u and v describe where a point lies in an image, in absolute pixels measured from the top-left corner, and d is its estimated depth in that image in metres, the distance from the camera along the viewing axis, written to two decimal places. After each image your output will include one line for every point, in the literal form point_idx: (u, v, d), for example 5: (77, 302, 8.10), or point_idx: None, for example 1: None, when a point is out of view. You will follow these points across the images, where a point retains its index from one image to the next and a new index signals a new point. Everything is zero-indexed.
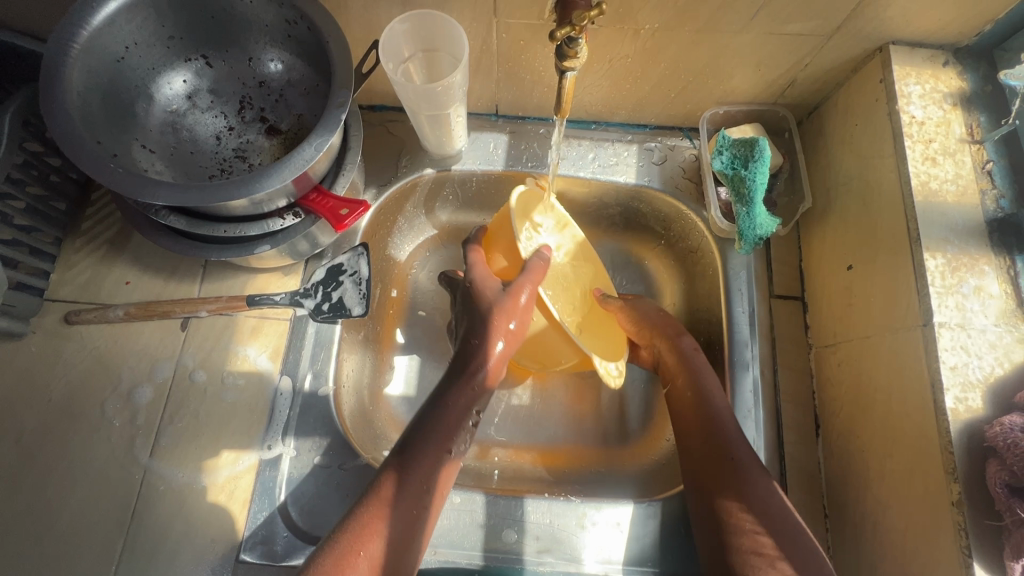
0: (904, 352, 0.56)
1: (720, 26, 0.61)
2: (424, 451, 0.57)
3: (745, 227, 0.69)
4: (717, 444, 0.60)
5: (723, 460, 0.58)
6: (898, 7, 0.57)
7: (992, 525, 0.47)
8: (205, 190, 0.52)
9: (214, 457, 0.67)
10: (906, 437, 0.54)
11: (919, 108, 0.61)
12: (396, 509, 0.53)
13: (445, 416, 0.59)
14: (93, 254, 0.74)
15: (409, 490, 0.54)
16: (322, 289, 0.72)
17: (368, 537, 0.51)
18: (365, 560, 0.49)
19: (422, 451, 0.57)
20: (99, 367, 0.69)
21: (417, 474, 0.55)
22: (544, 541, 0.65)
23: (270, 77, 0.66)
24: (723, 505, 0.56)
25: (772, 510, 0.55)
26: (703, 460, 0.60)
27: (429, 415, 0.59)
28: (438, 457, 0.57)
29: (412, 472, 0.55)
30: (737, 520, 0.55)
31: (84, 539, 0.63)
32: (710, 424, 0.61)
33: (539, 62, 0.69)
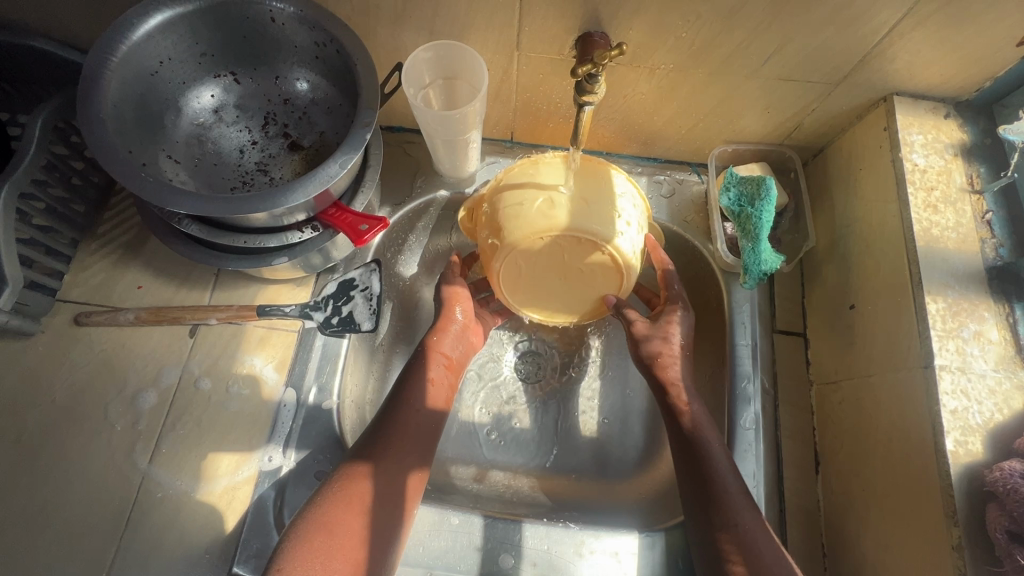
0: (905, 392, 0.56)
1: (732, 69, 0.64)
2: (388, 444, 0.60)
3: (750, 263, 0.71)
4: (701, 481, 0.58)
5: (714, 496, 0.57)
6: (903, 60, 0.60)
7: (990, 570, 0.48)
8: (230, 201, 0.54)
9: (213, 466, 0.67)
10: (907, 477, 0.55)
11: (922, 156, 0.63)
12: (367, 507, 0.57)
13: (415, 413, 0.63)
14: (108, 257, 0.75)
15: (375, 488, 0.58)
16: (333, 303, 0.73)
17: (323, 539, 0.53)
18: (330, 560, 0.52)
19: (387, 447, 0.60)
20: (105, 370, 0.70)
21: (389, 469, 0.59)
22: (540, 568, 0.64)
23: (296, 95, 0.68)
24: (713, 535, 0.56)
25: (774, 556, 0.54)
26: (693, 496, 0.59)
27: (394, 407, 0.64)
28: (410, 452, 0.61)
29: (381, 469, 0.59)
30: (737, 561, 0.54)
31: (78, 544, 0.63)
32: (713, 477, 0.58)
33: (556, 94, 0.72)
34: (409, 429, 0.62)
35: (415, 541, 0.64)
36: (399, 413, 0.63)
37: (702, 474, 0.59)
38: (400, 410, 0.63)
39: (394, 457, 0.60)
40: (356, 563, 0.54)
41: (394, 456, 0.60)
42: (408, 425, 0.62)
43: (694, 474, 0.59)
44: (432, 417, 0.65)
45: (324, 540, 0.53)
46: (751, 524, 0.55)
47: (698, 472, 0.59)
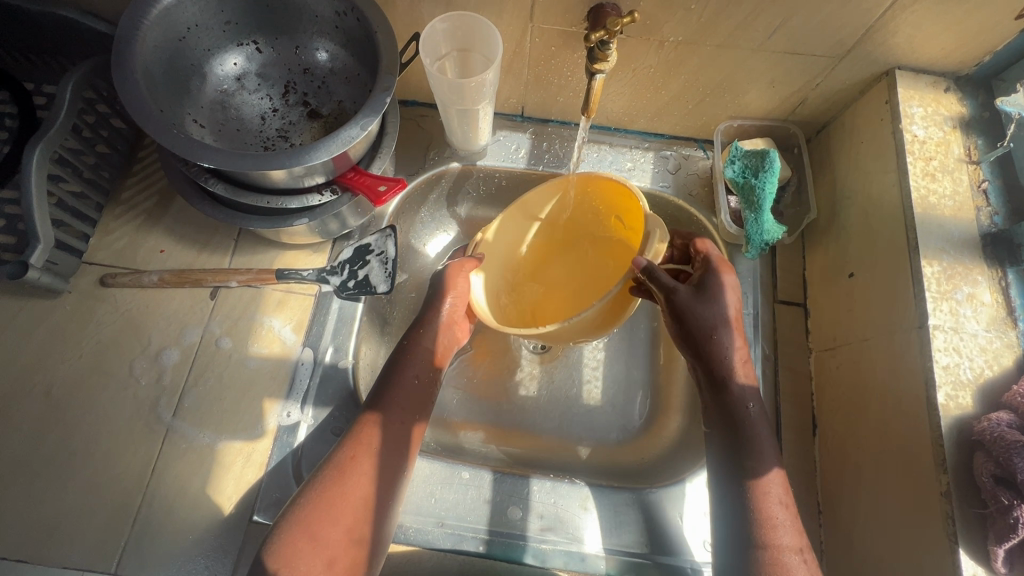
0: (901, 353, 0.59)
1: (739, 42, 0.66)
2: (396, 397, 0.63)
3: (752, 233, 0.74)
4: (738, 436, 0.59)
5: (745, 456, 0.58)
6: (905, 34, 0.62)
7: (977, 513, 0.50)
8: (257, 157, 0.56)
9: (234, 420, 0.69)
10: (901, 431, 0.57)
11: (921, 128, 0.65)
12: (381, 449, 0.59)
13: (409, 370, 0.65)
14: (132, 221, 0.78)
15: (389, 431, 0.60)
16: (349, 267, 0.75)
17: (347, 480, 0.56)
18: (348, 501, 0.55)
19: (394, 398, 0.63)
20: (130, 329, 0.72)
21: (395, 412, 0.62)
22: (547, 520, 0.67)
23: (316, 65, 0.70)
24: (735, 493, 0.57)
25: (790, 524, 0.55)
26: (727, 453, 0.59)
27: (396, 364, 0.65)
28: (409, 404, 0.63)
29: (391, 421, 0.61)
30: (758, 520, 0.55)
31: (106, 492, 0.66)
32: (755, 450, 0.58)
33: (567, 67, 0.74)
34: (410, 380, 0.64)
35: (428, 493, 0.67)
36: (402, 372, 0.64)
37: (736, 425, 0.59)
38: (401, 376, 0.64)
39: (394, 408, 0.62)
40: (367, 500, 0.56)
41: (402, 408, 0.63)
42: (405, 377, 0.64)
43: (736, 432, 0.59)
44: (426, 371, 0.66)
45: (339, 485, 0.56)
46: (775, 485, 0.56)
47: (733, 436, 0.59)
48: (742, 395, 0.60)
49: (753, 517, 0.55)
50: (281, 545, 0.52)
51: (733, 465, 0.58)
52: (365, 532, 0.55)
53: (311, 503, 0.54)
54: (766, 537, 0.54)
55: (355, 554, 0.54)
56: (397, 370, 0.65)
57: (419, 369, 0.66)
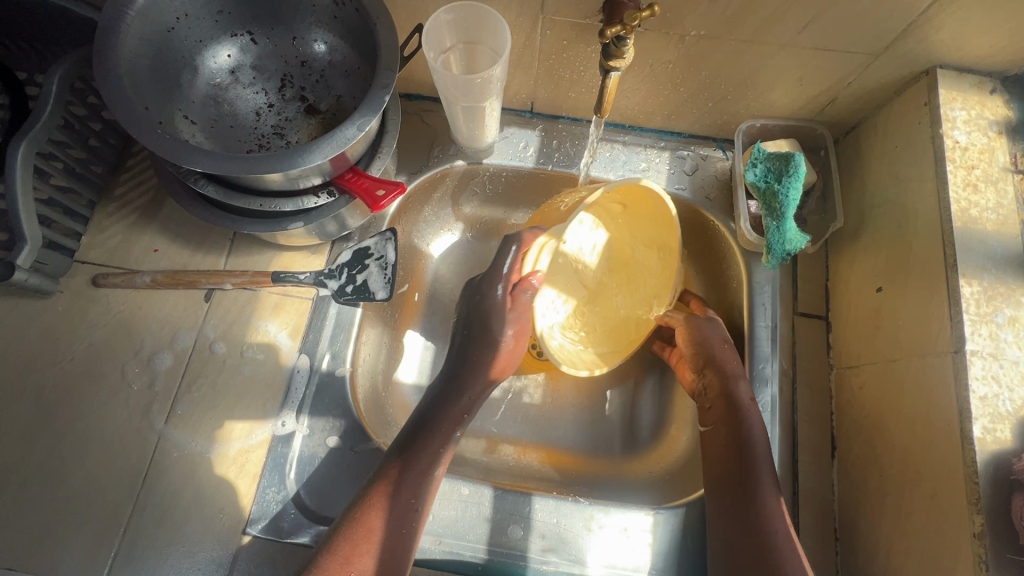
0: (932, 379, 0.55)
1: (767, 38, 0.61)
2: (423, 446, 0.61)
3: (773, 242, 0.69)
4: (744, 467, 0.59)
5: (746, 484, 0.58)
6: (950, 30, 0.57)
7: (1014, 559, 0.46)
8: (247, 160, 0.53)
9: (228, 429, 0.67)
10: (930, 463, 0.53)
11: (963, 133, 0.60)
12: (399, 499, 0.57)
13: (441, 412, 0.64)
14: (125, 219, 0.75)
15: (412, 477, 0.59)
16: (347, 271, 0.71)
17: (364, 541, 0.54)
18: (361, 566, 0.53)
19: (425, 443, 0.61)
20: (123, 331, 0.70)
21: (423, 456, 0.60)
22: (549, 540, 0.64)
23: (314, 57, 0.67)
24: (739, 522, 0.56)
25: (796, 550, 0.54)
26: (726, 477, 0.59)
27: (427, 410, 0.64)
28: (438, 448, 0.61)
29: (411, 470, 0.59)
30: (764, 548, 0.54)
31: (96, 498, 0.64)
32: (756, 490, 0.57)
33: (580, 61, 0.70)
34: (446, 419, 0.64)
35: None
36: (449, 410, 0.64)
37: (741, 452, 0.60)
38: (435, 420, 0.63)
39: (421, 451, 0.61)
40: (381, 562, 0.54)
41: (431, 449, 0.61)
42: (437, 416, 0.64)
43: (740, 462, 0.59)
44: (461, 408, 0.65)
45: (358, 541, 0.54)
46: (777, 512, 0.56)
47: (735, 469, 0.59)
48: (748, 425, 0.61)
49: (753, 545, 0.54)
50: None
51: (734, 488, 0.58)
52: None
53: (330, 570, 0.52)
54: (771, 550, 0.53)
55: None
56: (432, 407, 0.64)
57: (450, 406, 0.64)
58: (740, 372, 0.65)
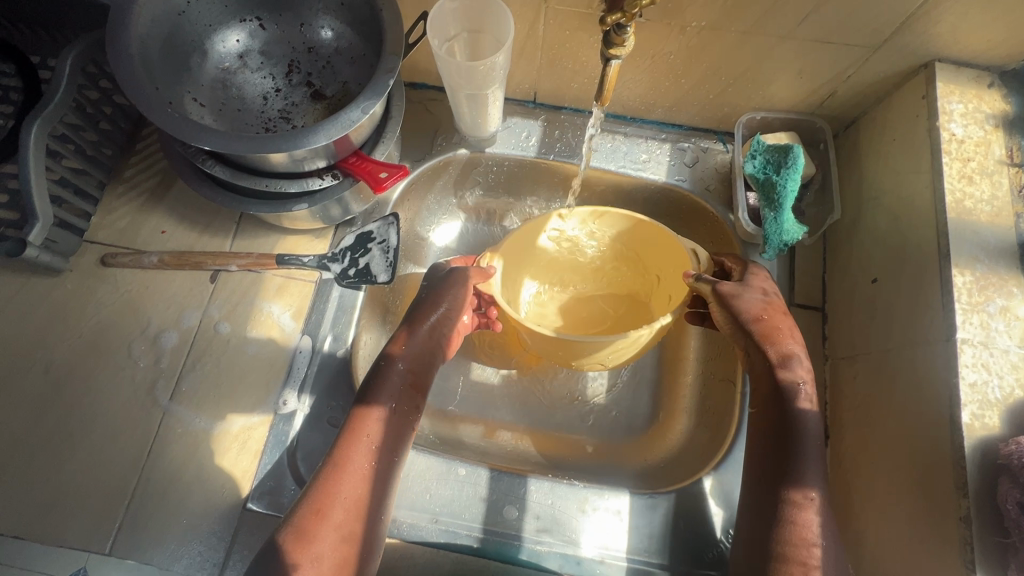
0: (923, 367, 0.56)
1: (766, 29, 0.62)
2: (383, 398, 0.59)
3: (771, 232, 0.70)
4: (789, 451, 0.57)
5: (788, 477, 0.56)
6: (948, 23, 0.57)
7: (998, 541, 0.47)
8: (254, 139, 0.54)
9: (231, 406, 0.69)
10: (920, 449, 0.54)
11: (960, 126, 0.60)
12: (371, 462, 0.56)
13: (397, 370, 0.62)
14: (134, 200, 0.77)
15: (376, 439, 0.57)
16: (350, 255, 0.72)
17: (327, 509, 0.53)
18: (326, 536, 0.52)
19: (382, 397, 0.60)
20: (130, 309, 0.72)
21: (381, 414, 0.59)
22: (543, 521, 0.65)
23: (320, 44, 0.68)
24: (774, 508, 0.56)
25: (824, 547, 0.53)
26: (769, 456, 0.58)
27: (382, 368, 0.62)
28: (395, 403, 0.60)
29: (376, 434, 0.58)
30: (790, 533, 0.54)
31: (101, 472, 0.65)
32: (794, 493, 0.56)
33: (582, 51, 0.71)
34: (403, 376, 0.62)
35: (423, 489, 0.66)
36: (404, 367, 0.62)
37: (787, 435, 0.57)
38: (389, 375, 0.61)
39: (377, 407, 0.59)
40: (349, 534, 0.53)
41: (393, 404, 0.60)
42: (394, 370, 0.61)
43: (788, 446, 0.57)
44: (416, 364, 0.63)
45: (319, 510, 0.53)
46: (817, 505, 0.55)
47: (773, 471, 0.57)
48: (803, 411, 0.58)
49: (785, 535, 0.54)
50: None
51: (775, 471, 0.57)
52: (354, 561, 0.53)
53: (294, 540, 0.51)
54: (796, 538, 0.54)
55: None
56: (387, 363, 0.62)
57: (405, 365, 0.62)
58: (790, 350, 0.61)
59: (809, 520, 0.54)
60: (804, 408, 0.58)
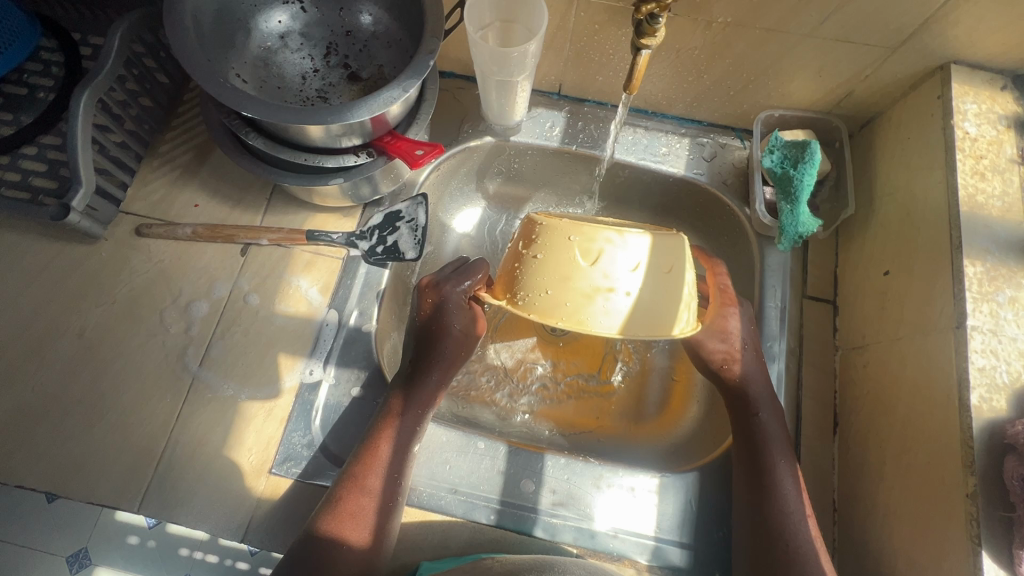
0: (933, 353, 0.58)
1: (790, 27, 0.65)
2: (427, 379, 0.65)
3: (787, 224, 0.72)
4: (761, 472, 0.61)
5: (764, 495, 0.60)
6: (965, 26, 0.60)
7: (1003, 516, 0.49)
8: (300, 111, 0.56)
9: (258, 374, 0.70)
10: (929, 432, 0.56)
11: (974, 125, 0.63)
12: (404, 429, 0.62)
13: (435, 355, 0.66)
14: (168, 174, 0.79)
15: (413, 412, 0.64)
16: (378, 233, 0.75)
17: (370, 471, 0.59)
18: (368, 493, 0.58)
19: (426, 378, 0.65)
20: (163, 278, 0.74)
21: (424, 392, 0.65)
22: (559, 495, 0.67)
23: (359, 28, 0.71)
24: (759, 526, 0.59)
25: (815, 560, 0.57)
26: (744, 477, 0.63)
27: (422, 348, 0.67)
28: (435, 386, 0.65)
29: (412, 407, 0.64)
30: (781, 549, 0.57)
31: (131, 433, 0.67)
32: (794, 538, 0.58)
33: (609, 44, 0.73)
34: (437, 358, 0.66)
35: (443, 460, 0.67)
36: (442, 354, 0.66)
37: (758, 458, 0.62)
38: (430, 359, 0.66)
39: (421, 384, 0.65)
40: (384, 493, 0.59)
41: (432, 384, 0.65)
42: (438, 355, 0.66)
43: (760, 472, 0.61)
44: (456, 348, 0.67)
45: (362, 471, 0.59)
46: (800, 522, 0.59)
47: (760, 507, 0.60)
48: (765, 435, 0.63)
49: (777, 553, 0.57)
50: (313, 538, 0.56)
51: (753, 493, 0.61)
52: (387, 518, 0.59)
53: (341, 490, 0.58)
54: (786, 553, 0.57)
55: (381, 547, 0.58)
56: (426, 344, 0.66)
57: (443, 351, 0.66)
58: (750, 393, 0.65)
59: (795, 538, 0.58)
60: (769, 436, 0.63)
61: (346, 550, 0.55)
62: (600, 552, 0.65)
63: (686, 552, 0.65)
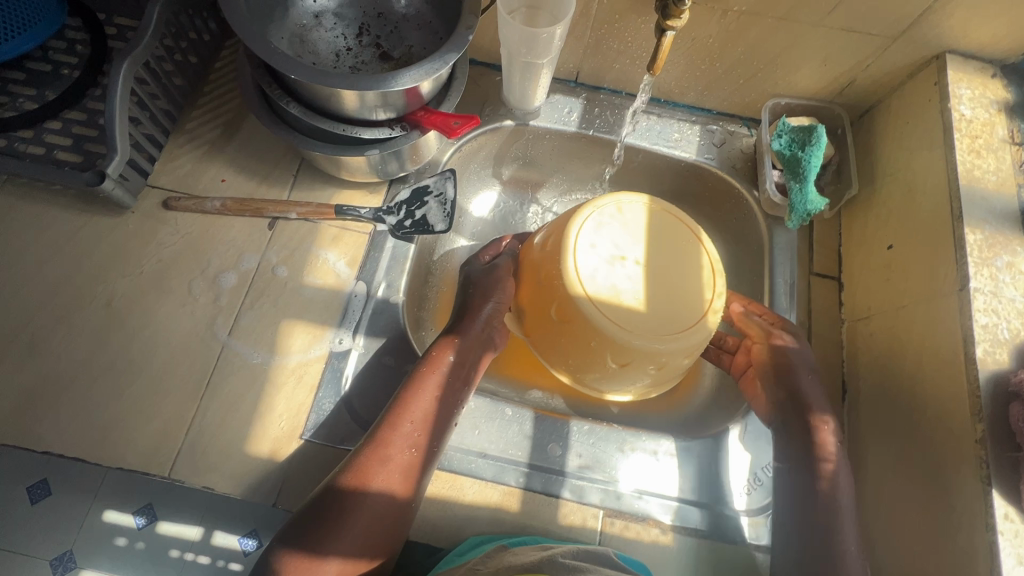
0: (938, 315, 0.62)
1: (800, 16, 0.69)
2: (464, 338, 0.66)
3: (796, 202, 0.77)
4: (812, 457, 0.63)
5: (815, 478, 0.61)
6: (960, 17, 0.65)
7: (1010, 458, 0.53)
8: (346, 78, 0.59)
9: (288, 342, 0.71)
10: (938, 388, 0.60)
11: (968, 108, 0.68)
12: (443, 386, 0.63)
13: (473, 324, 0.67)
14: (195, 150, 0.81)
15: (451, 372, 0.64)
16: (406, 208, 0.78)
17: (404, 426, 0.59)
18: (400, 446, 0.58)
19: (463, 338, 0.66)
20: (191, 250, 0.75)
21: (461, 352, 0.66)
22: (585, 459, 0.69)
23: (390, 10, 0.74)
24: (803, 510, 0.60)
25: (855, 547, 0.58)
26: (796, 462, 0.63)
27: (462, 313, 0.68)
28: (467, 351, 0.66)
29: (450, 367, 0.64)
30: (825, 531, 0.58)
31: (160, 400, 0.68)
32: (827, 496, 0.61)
33: (628, 32, 0.77)
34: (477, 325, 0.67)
35: (472, 425, 0.69)
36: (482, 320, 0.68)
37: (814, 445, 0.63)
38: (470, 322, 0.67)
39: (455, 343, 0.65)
40: (419, 446, 0.59)
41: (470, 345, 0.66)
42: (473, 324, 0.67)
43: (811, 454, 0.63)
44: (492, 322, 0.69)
45: (395, 424, 0.59)
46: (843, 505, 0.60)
47: (807, 484, 0.61)
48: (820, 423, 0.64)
49: (815, 535, 0.58)
50: (342, 490, 0.55)
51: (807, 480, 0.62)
52: (417, 473, 0.59)
53: (372, 440, 0.58)
54: (830, 536, 0.58)
55: (410, 498, 0.58)
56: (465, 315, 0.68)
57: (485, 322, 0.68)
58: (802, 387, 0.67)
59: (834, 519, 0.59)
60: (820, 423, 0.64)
61: (370, 504, 0.55)
62: (626, 513, 0.66)
63: (708, 513, 0.67)
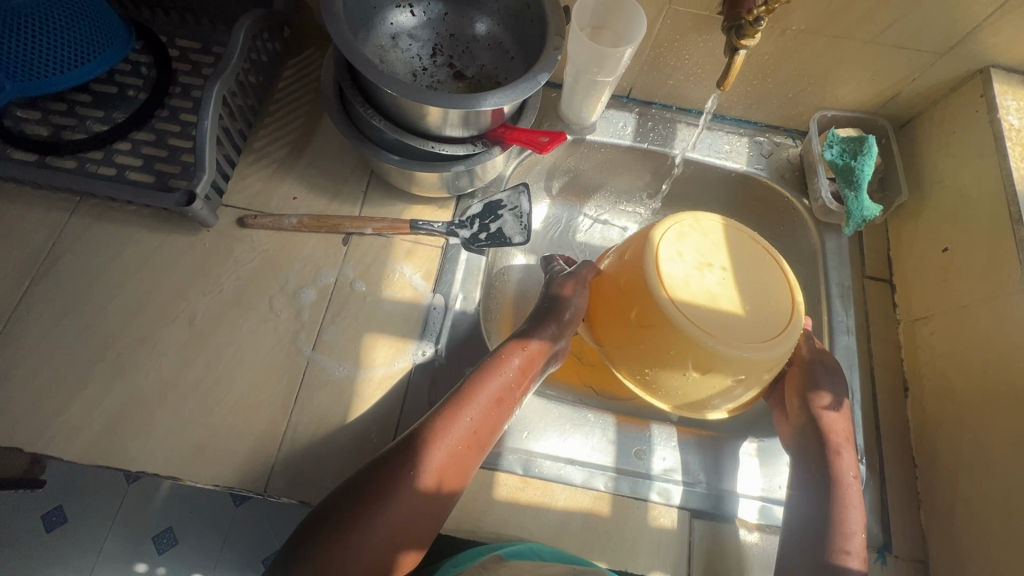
0: (1004, 313, 0.66)
1: (855, 34, 0.74)
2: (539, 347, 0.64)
3: (853, 209, 0.80)
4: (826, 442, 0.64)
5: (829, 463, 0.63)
6: (1006, 34, 0.70)
7: None
8: (445, 100, 0.61)
9: (371, 356, 0.72)
10: (1011, 382, 0.63)
11: (1015, 118, 0.73)
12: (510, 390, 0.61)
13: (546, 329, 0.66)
14: (266, 169, 0.82)
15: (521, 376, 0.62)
16: (479, 222, 0.80)
17: (467, 423, 0.58)
18: (458, 440, 0.57)
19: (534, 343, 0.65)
20: (268, 267, 0.76)
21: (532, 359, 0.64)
22: (669, 462, 0.72)
23: (461, 31, 0.76)
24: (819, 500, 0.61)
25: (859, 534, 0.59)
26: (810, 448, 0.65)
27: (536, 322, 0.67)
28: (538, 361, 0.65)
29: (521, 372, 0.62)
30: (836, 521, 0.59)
31: (249, 417, 0.68)
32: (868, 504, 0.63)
33: (687, 51, 0.81)
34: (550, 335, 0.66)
35: (559, 432, 0.72)
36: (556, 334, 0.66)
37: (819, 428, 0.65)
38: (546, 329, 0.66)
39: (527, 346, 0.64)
40: (475, 444, 0.58)
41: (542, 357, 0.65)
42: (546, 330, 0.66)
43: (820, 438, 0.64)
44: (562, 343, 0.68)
45: (459, 414, 0.58)
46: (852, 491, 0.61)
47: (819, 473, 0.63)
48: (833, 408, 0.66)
49: (827, 526, 0.59)
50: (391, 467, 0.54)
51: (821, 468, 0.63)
52: (463, 471, 0.57)
53: (432, 427, 0.57)
54: (840, 523, 0.59)
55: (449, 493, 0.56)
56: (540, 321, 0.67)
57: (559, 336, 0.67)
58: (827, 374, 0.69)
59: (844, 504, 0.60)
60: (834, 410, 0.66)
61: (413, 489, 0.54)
62: (711, 513, 0.68)
63: None
